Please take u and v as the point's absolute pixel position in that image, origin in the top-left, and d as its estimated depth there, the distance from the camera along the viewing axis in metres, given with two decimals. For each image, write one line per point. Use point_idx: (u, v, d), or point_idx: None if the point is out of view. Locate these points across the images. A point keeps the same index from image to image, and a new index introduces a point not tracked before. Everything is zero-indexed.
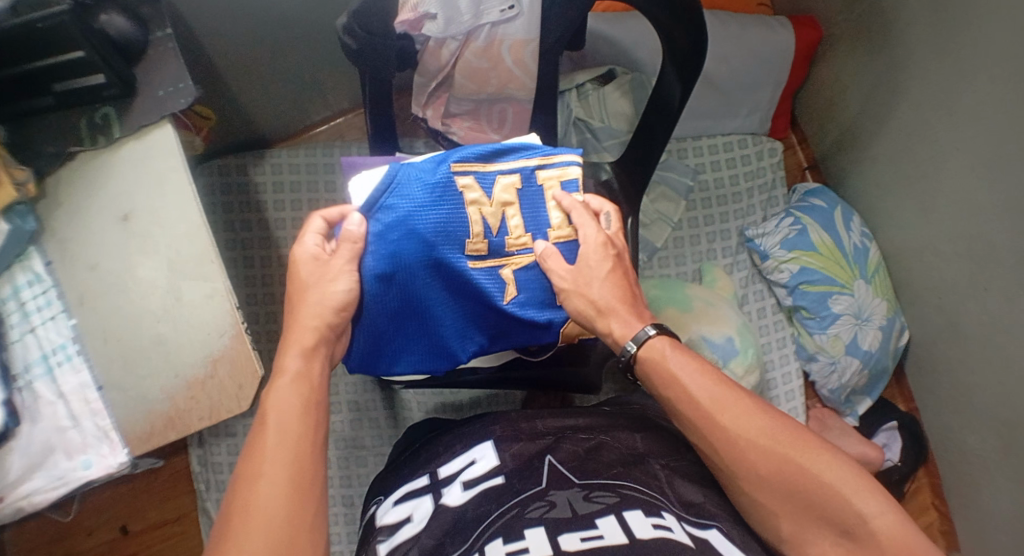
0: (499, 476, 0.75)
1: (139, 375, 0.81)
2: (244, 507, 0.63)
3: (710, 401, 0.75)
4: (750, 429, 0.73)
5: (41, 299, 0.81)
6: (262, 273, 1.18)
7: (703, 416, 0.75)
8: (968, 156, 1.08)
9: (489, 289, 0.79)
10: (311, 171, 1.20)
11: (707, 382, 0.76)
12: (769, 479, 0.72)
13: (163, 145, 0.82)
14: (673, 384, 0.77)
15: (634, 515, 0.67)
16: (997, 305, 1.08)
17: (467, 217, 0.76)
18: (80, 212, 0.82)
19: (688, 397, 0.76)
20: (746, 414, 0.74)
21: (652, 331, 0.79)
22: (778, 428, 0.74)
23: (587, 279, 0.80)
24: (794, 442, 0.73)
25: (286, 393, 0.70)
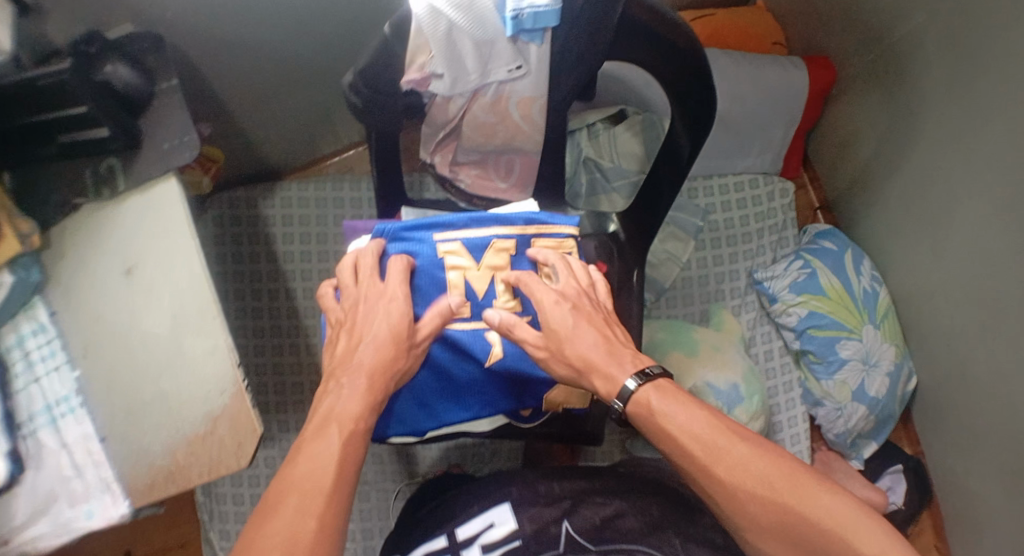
0: (516, 541, 0.77)
1: (141, 429, 0.80)
2: (254, 545, 0.57)
3: (703, 450, 0.67)
4: (747, 476, 0.65)
5: (45, 349, 0.81)
6: (270, 306, 1.18)
7: (693, 462, 0.67)
8: (985, 206, 1.06)
9: (471, 352, 0.76)
10: (320, 205, 1.20)
11: (699, 425, 0.67)
12: (774, 531, 0.65)
13: (167, 199, 0.82)
14: (661, 432, 0.69)
15: None
16: (1006, 355, 1.07)
17: (446, 280, 0.76)
18: (87, 264, 0.82)
19: (682, 450, 0.67)
20: (743, 463, 0.66)
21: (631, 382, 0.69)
22: (776, 474, 0.65)
23: (558, 343, 0.72)
24: (793, 488, 0.65)
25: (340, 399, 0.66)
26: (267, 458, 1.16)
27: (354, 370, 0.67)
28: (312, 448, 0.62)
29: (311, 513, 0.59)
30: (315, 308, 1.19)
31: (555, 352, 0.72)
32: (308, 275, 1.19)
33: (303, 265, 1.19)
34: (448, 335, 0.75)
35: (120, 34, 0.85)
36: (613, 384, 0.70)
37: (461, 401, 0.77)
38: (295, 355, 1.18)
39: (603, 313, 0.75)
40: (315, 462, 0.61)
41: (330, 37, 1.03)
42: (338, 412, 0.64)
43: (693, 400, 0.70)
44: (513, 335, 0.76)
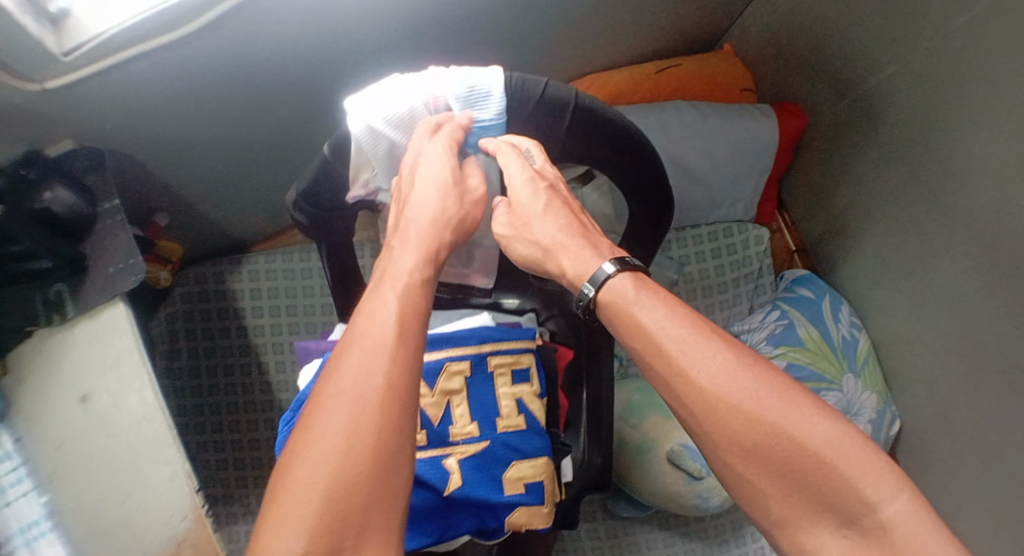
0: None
1: (112, 553, 0.79)
2: (323, 413, 0.58)
3: (682, 349, 0.63)
4: (729, 381, 0.62)
5: (12, 475, 0.79)
6: (243, 382, 1.17)
7: (670, 359, 0.63)
8: (967, 259, 1.03)
9: (428, 483, 0.72)
10: (289, 277, 1.19)
11: (677, 321, 0.65)
12: (754, 449, 0.60)
13: (117, 324, 0.82)
14: (636, 326, 0.66)
15: None
16: (988, 404, 1.05)
17: None
18: (42, 393, 0.81)
19: (657, 349, 0.64)
20: (728, 369, 0.62)
21: (609, 264, 0.69)
22: (768, 390, 0.61)
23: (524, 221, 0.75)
24: (784, 402, 0.61)
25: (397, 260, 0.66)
26: (247, 533, 1.15)
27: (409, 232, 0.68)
28: (367, 309, 0.62)
29: (377, 362, 0.59)
30: (288, 381, 1.18)
31: (521, 230, 0.75)
32: (279, 348, 1.18)
33: (275, 337, 1.18)
34: None
35: (61, 150, 0.85)
36: (584, 267, 0.71)
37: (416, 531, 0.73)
38: (271, 429, 1.17)
39: (568, 199, 0.76)
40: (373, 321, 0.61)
41: (282, 125, 1.00)
42: (393, 270, 0.65)
43: (672, 300, 0.67)
44: (472, 463, 0.74)
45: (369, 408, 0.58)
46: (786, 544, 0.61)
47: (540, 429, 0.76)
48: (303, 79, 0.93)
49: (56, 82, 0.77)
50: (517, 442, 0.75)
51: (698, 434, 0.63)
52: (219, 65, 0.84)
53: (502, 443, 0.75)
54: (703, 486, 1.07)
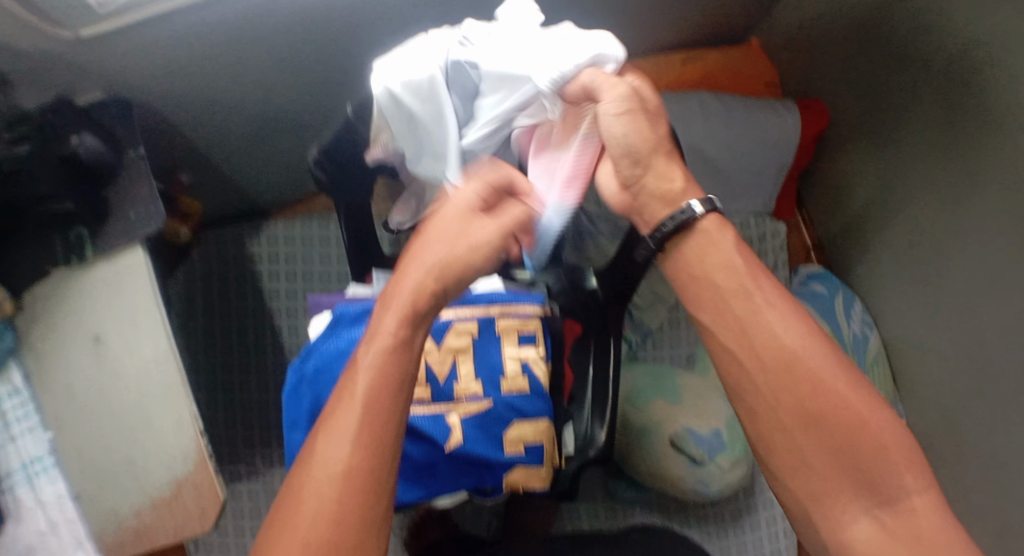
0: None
1: (111, 491, 0.83)
2: (297, 491, 0.59)
3: (765, 306, 0.67)
4: (800, 344, 0.65)
5: (19, 411, 0.83)
6: (255, 345, 1.19)
7: (750, 302, 0.67)
8: (982, 265, 1.02)
9: (428, 437, 0.74)
10: (305, 244, 1.19)
11: (757, 274, 0.68)
12: (812, 417, 0.64)
13: (134, 268, 0.83)
14: (709, 270, 0.69)
15: None
16: (995, 414, 1.04)
17: None
18: (56, 331, 0.83)
19: (743, 296, 0.67)
20: (805, 337, 0.65)
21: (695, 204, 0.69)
22: (835, 370, 0.65)
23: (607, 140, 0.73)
24: (848, 385, 0.64)
25: (381, 339, 0.63)
26: (253, 491, 1.19)
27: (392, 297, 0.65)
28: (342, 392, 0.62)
29: (351, 441, 0.59)
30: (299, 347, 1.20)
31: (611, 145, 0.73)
32: (293, 313, 1.20)
33: (289, 303, 1.19)
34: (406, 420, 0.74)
35: (89, 99, 0.88)
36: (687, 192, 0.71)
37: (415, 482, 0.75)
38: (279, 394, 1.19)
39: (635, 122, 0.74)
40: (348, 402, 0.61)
41: (305, 89, 1.01)
42: (378, 342, 0.63)
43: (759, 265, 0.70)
44: (473, 422, 0.74)
45: (343, 477, 0.59)
46: (816, 515, 0.64)
47: (543, 393, 0.76)
48: (331, 44, 0.95)
49: (90, 31, 0.79)
50: (520, 404, 0.75)
51: (754, 388, 0.66)
52: (247, 23, 0.86)
53: (506, 405, 0.75)
54: (703, 472, 1.09)
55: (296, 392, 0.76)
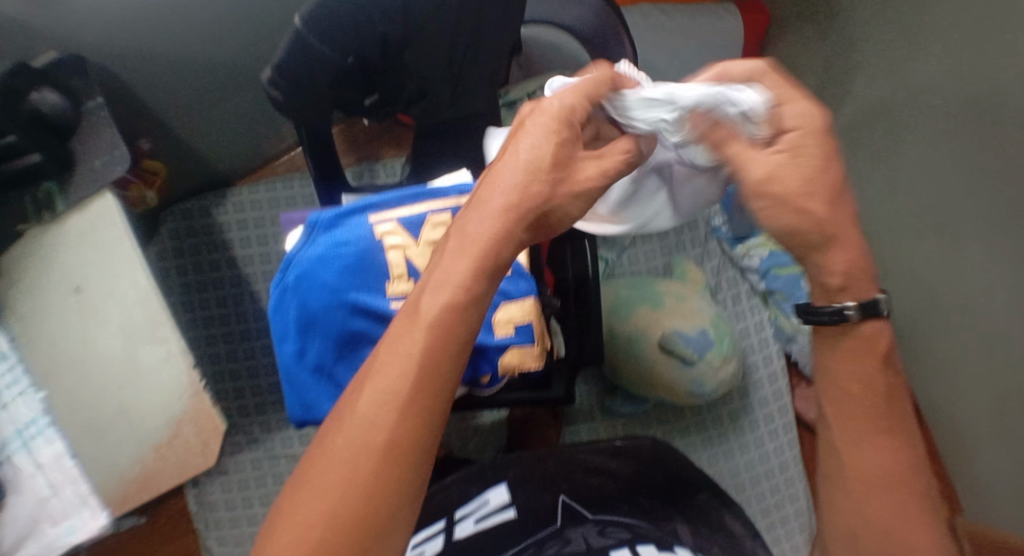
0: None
1: (109, 439, 0.82)
2: (330, 436, 0.59)
3: (884, 423, 0.67)
4: (902, 473, 0.66)
5: (8, 375, 0.78)
6: (237, 312, 1.19)
7: (873, 423, 0.67)
8: (942, 132, 1.07)
9: None
10: (273, 206, 1.20)
11: (892, 398, 0.67)
12: (881, 533, 0.66)
13: (105, 214, 0.84)
14: (861, 375, 0.67)
15: (647, 547, 0.79)
16: (975, 273, 1.09)
17: (388, 261, 0.75)
18: (32, 289, 0.82)
19: (870, 404, 0.67)
20: (906, 470, 0.66)
21: (852, 308, 0.66)
22: (918, 514, 0.66)
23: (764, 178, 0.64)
24: (928, 533, 0.66)
25: (434, 298, 0.61)
26: (254, 459, 1.19)
27: (461, 242, 0.62)
28: (393, 340, 0.60)
29: (391, 400, 0.59)
30: None
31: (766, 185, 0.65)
32: (269, 276, 1.20)
33: (265, 267, 1.20)
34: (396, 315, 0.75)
35: (44, 62, 0.82)
36: (852, 280, 0.66)
37: None
38: (267, 357, 1.20)
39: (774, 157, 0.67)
40: (400, 352, 0.60)
41: (256, 40, 1.03)
42: (430, 294, 0.61)
43: (897, 384, 0.68)
44: None
45: (376, 438, 0.58)
46: None
47: (525, 274, 0.78)
48: None
49: None
50: (505, 285, 0.77)
51: (843, 479, 0.68)
52: None
53: None
54: (697, 372, 1.12)
55: (280, 305, 0.75)
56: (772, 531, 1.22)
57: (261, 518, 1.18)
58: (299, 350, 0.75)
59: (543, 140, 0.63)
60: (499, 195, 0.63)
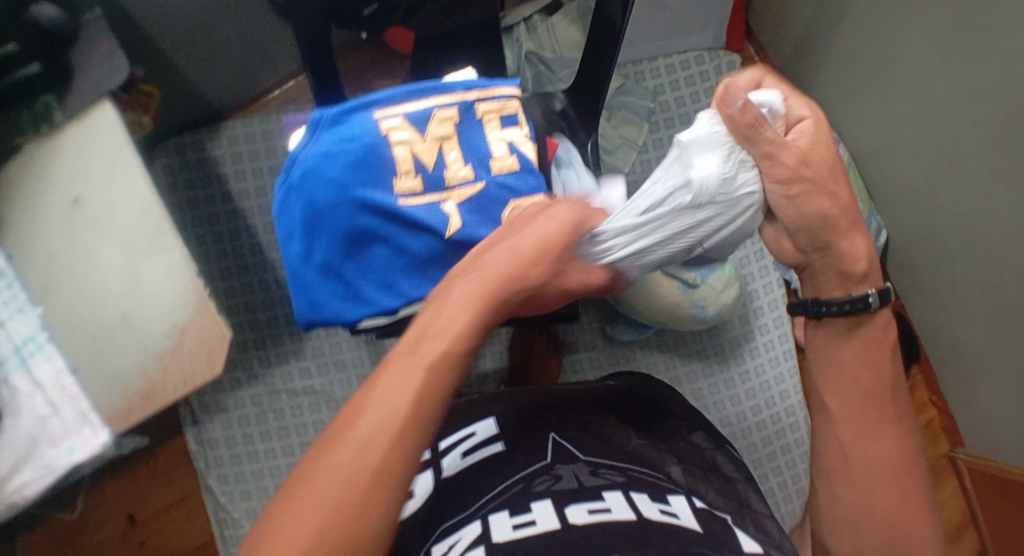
0: (505, 509, 0.80)
1: (111, 355, 0.80)
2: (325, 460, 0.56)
3: (868, 399, 0.76)
4: (898, 463, 0.75)
5: (5, 292, 0.79)
6: (233, 247, 1.20)
7: (875, 409, 0.75)
8: (930, 52, 1.03)
9: (428, 226, 0.74)
10: (267, 139, 1.20)
11: (889, 388, 0.76)
12: (875, 508, 0.73)
13: (104, 123, 0.80)
14: (864, 366, 0.76)
15: (642, 500, 0.82)
16: (971, 198, 1.06)
17: (394, 157, 0.74)
18: (32, 202, 0.80)
19: (859, 390, 0.76)
20: (887, 437, 0.75)
21: (872, 295, 0.74)
22: (903, 480, 0.74)
23: (803, 161, 0.69)
24: (905, 497, 0.74)
25: (443, 333, 0.61)
26: (254, 395, 1.19)
27: (470, 295, 0.63)
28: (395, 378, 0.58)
29: (388, 431, 0.57)
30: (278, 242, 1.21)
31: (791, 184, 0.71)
32: (265, 211, 1.20)
33: (260, 200, 1.20)
34: (403, 213, 0.73)
35: None
36: (855, 250, 0.73)
37: (421, 278, 0.75)
38: (265, 291, 1.21)
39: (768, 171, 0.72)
40: (398, 388, 0.58)
41: None
42: (436, 330, 0.61)
43: (882, 367, 0.76)
44: (468, 207, 0.75)
45: (368, 469, 0.56)
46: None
47: (534, 170, 0.76)
48: None
49: None
50: (512, 182, 0.75)
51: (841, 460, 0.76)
52: None
53: (498, 185, 0.75)
54: (698, 295, 1.12)
55: (286, 204, 0.74)
56: (764, 466, 1.22)
57: (262, 454, 1.19)
58: (306, 251, 0.74)
59: (557, 233, 0.69)
60: (501, 259, 0.66)
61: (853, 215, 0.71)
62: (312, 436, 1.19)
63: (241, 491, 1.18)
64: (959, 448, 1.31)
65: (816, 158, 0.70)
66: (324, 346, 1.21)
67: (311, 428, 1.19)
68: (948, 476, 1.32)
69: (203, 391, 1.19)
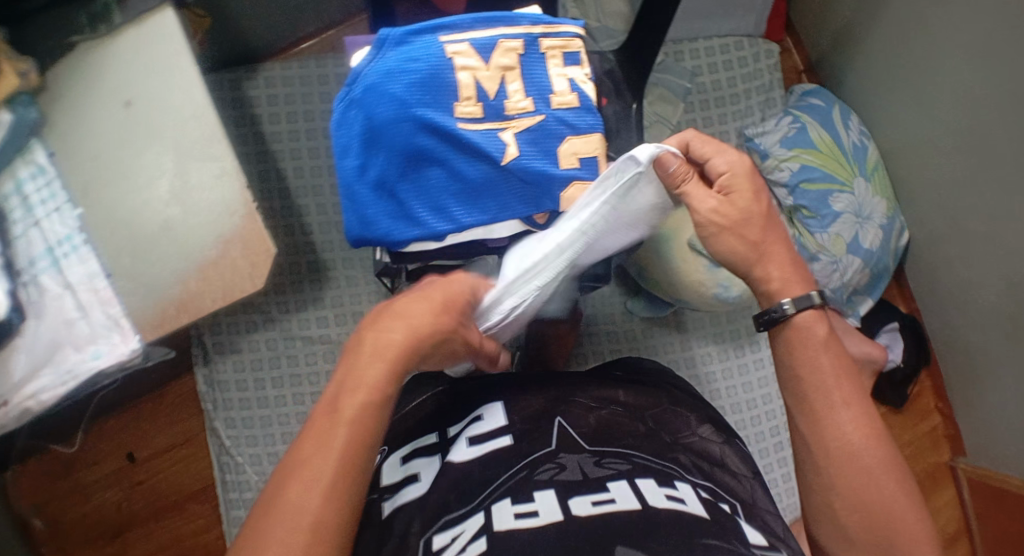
0: (507, 497, 0.69)
1: (150, 261, 0.79)
2: (273, 505, 0.59)
3: (830, 379, 0.70)
4: (870, 445, 0.69)
5: (44, 191, 0.78)
6: (261, 188, 1.19)
7: (825, 398, 0.70)
8: (971, 48, 1.04)
9: (485, 153, 0.74)
10: (305, 84, 1.20)
11: (842, 374, 0.71)
12: (857, 495, 0.68)
13: (163, 29, 0.80)
14: (812, 364, 0.71)
15: (648, 485, 0.69)
16: (997, 197, 1.07)
17: (456, 81, 0.74)
18: (83, 100, 0.79)
19: (817, 378, 0.71)
20: (855, 413, 0.70)
21: (788, 303, 0.72)
22: (877, 454, 0.69)
23: (743, 215, 0.72)
24: (883, 469, 0.68)
25: (361, 380, 0.64)
26: (269, 340, 1.18)
27: (380, 347, 0.65)
28: (332, 435, 0.62)
29: (321, 481, 0.60)
30: (306, 188, 1.20)
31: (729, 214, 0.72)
32: (297, 154, 1.20)
33: (292, 144, 1.20)
34: (462, 137, 0.74)
35: None
36: (789, 282, 0.73)
37: (470, 208, 0.75)
38: (288, 237, 1.19)
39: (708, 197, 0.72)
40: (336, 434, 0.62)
41: None
42: (356, 382, 0.64)
43: (843, 358, 0.72)
44: (527, 138, 0.75)
45: (310, 514, 0.59)
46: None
47: (592, 109, 0.77)
48: None
49: None
50: (570, 118, 0.76)
51: (811, 460, 0.71)
52: None
53: (558, 120, 0.76)
54: (722, 275, 1.09)
55: (343, 118, 0.74)
56: (768, 457, 1.23)
57: (272, 401, 1.17)
58: (360, 166, 0.74)
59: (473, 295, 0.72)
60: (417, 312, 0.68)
61: (785, 261, 0.73)
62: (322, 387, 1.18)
63: (247, 436, 1.16)
64: (959, 458, 1.31)
65: (747, 211, 0.72)
66: (343, 296, 1.20)
67: (324, 378, 1.18)
68: (947, 484, 1.31)
69: (219, 330, 1.18)
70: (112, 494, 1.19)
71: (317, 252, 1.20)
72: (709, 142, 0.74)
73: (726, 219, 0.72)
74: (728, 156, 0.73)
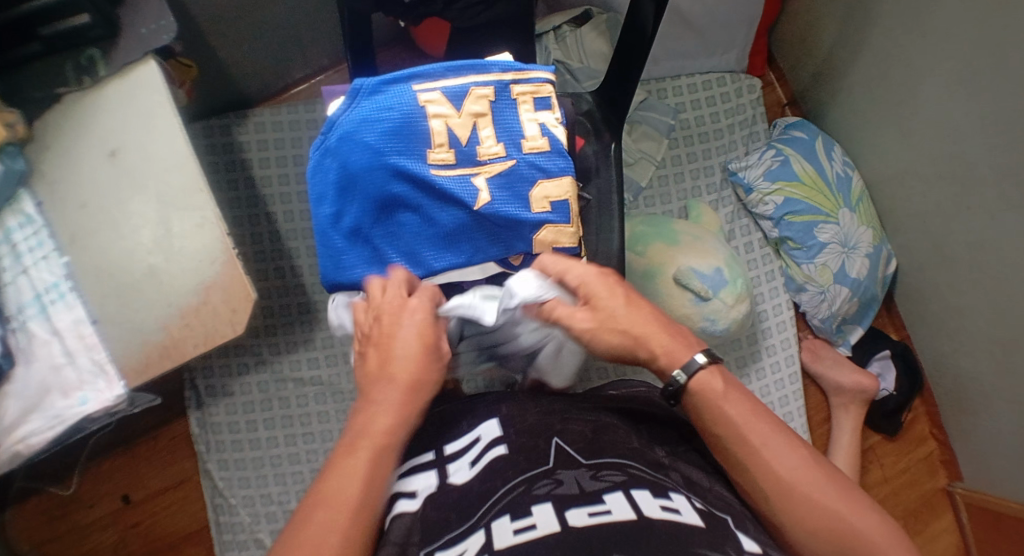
0: (506, 514, 0.68)
1: (135, 308, 0.80)
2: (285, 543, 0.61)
3: (746, 426, 0.71)
4: (802, 474, 0.70)
5: (32, 240, 0.80)
6: (252, 232, 1.21)
7: (744, 444, 0.71)
8: (948, 78, 1.05)
9: (459, 200, 0.76)
10: (294, 128, 1.23)
11: (754, 419, 0.72)
12: (818, 532, 0.68)
13: (147, 82, 0.83)
14: (719, 417, 0.72)
15: (642, 495, 0.68)
16: (984, 222, 1.07)
17: (429, 129, 0.76)
18: (68, 150, 0.82)
19: (736, 430, 0.71)
20: (788, 447, 0.71)
21: (676, 376, 0.72)
22: (825, 480, 0.70)
23: (607, 314, 0.73)
24: (839, 492, 0.69)
25: (369, 419, 0.67)
26: (260, 382, 1.19)
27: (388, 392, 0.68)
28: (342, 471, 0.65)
29: (337, 517, 0.62)
30: (297, 230, 1.22)
31: (605, 319, 0.73)
32: (287, 198, 1.22)
33: (282, 187, 1.22)
34: (434, 184, 0.75)
35: None
36: (673, 354, 0.73)
37: (445, 252, 0.77)
38: (280, 278, 1.21)
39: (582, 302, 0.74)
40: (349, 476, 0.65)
41: None
42: (370, 426, 0.67)
43: (752, 397, 0.74)
44: (498, 182, 0.77)
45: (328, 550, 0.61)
46: None
47: (563, 152, 0.79)
48: None
49: None
50: (541, 162, 0.78)
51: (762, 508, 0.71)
52: None
53: (529, 164, 0.78)
54: (709, 309, 1.11)
55: (321, 166, 0.76)
56: None
57: (264, 441, 1.18)
58: (336, 213, 0.76)
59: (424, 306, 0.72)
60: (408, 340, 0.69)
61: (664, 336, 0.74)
62: (315, 427, 1.19)
63: (240, 478, 1.17)
64: (956, 483, 1.29)
65: (606, 309, 0.73)
66: (333, 336, 1.21)
67: (315, 419, 1.19)
68: (946, 513, 1.30)
69: (210, 373, 1.19)
70: (110, 534, 1.20)
71: (307, 295, 1.22)
72: (561, 258, 0.76)
73: (593, 322, 0.73)
74: (577, 268, 0.74)
